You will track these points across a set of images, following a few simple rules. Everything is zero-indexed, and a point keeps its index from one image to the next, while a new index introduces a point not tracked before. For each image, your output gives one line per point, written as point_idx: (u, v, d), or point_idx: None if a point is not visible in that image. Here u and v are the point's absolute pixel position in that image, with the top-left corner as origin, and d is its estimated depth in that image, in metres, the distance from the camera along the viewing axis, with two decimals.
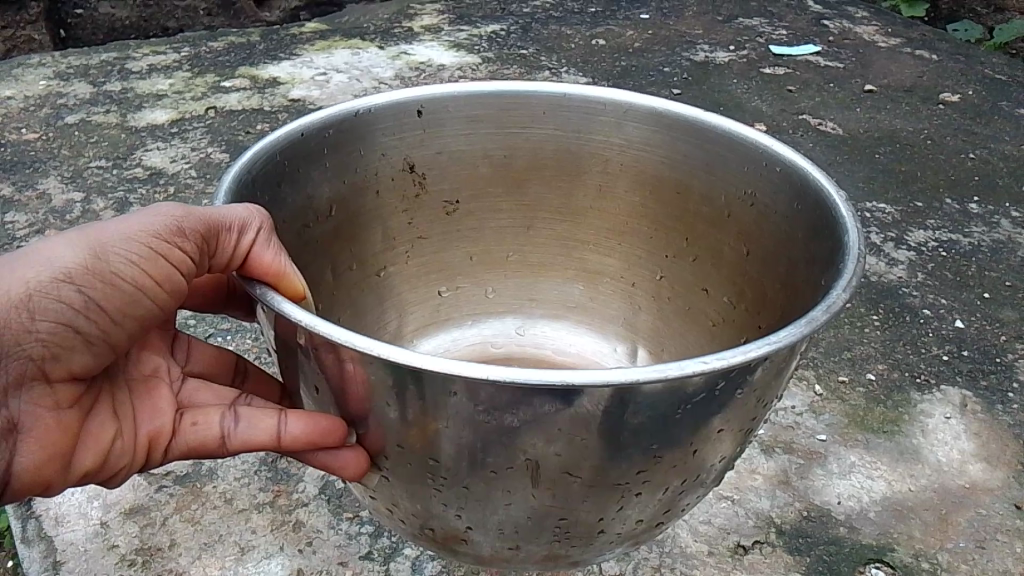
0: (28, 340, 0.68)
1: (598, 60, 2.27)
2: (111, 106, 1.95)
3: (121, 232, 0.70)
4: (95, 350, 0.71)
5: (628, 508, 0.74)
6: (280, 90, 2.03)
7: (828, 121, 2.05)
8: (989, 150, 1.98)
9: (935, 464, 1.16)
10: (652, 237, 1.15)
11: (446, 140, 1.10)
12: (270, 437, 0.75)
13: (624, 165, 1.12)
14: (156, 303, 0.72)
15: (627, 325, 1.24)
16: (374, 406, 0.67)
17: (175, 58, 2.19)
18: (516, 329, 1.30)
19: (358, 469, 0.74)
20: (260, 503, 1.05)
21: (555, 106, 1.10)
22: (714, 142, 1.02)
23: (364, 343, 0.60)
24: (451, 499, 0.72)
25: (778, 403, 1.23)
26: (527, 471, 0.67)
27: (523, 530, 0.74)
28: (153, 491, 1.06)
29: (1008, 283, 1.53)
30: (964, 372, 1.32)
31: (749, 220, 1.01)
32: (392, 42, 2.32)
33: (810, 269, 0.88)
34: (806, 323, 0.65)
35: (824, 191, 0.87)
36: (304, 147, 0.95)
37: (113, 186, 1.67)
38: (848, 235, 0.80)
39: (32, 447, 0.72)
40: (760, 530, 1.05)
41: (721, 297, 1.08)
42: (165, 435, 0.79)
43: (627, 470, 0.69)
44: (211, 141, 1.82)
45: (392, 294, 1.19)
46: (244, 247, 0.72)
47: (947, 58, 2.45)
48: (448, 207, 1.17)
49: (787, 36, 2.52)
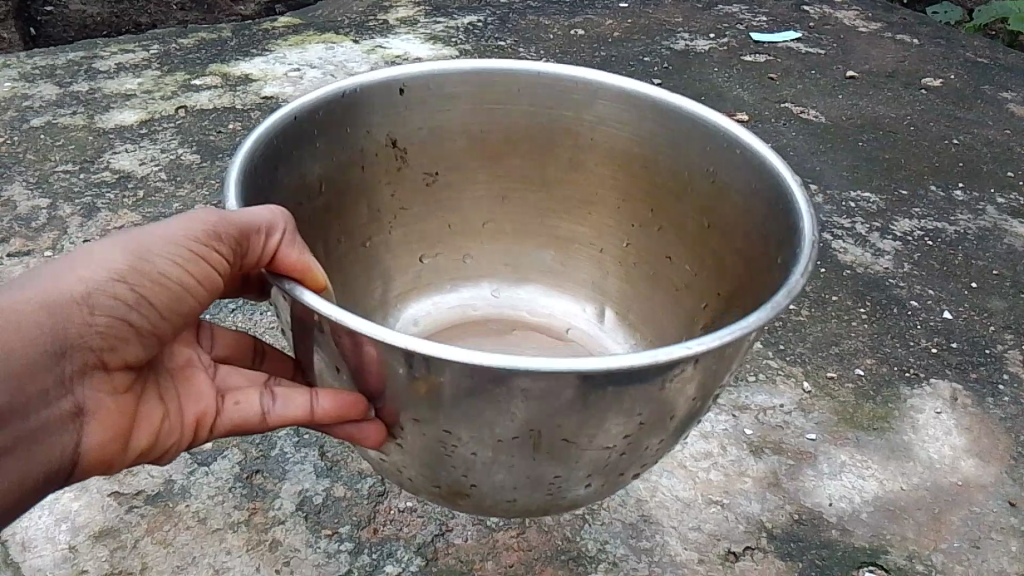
0: (88, 333, 0.71)
1: (577, 51, 2.23)
2: (78, 108, 1.89)
3: (164, 235, 0.72)
4: (145, 342, 0.75)
5: (615, 467, 0.76)
6: (252, 88, 1.98)
7: (810, 109, 2.03)
8: (973, 135, 1.96)
9: (927, 461, 1.14)
10: (620, 207, 1.15)
11: (423, 115, 1.08)
12: (303, 412, 0.77)
13: (595, 141, 1.10)
14: (198, 301, 0.76)
15: (594, 287, 1.23)
16: (393, 394, 0.69)
17: (143, 57, 2.12)
18: (492, 291, 1.27)
19: (376, 438, 0.76)
20: (234, 522, 1.01)
21: (532, 84, 1.07)
22: (683, 125, 1.00)
23: (389, 335, 0.62)
24: (459, 464, 0.73)
25: (766, 403, 1.20)
26: (532, 439, 0.69)
27: (521, 487, 0.75)
28: (124, 512, 1.02)
29: (995, 271, 1.52)
30: (953, 364, 1.30)
31: (711, 198, 1.01)
32: (367, 35, 2.26)
33: (766, 246, 0.89)
34: (772, 307, 0.67)
35: (779, 176, 0.88)
36: (297, 129, 0.94)
37: (80, 192, 1.61)
38: (801, 223, 0.82)
39: (97, 429, 0.75)
40: (750, 535, 1.02)
41: (684, 265, 1.08)
42: (209, 415, 0.82)
43: (614, 435, 0.71)
44: (182, 142, 1.77)
45: (378, 265, 1.17)
46: (272, 246, 0.73)
47: (929, 42, 2.43)
48: (429, 178, 1.15)
49: (767, 22, 2.49)
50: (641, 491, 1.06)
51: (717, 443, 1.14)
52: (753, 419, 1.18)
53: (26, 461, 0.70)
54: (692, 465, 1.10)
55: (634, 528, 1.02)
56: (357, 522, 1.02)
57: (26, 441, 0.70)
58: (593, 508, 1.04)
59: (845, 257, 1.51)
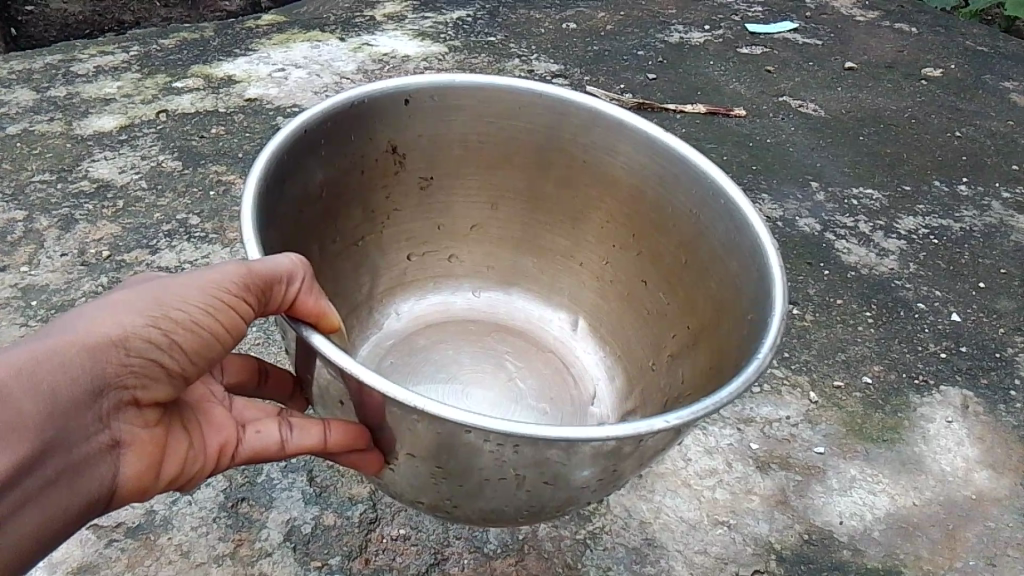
0: (124, 374, 0.67)
1: (570, 45, 2.17)
2: (55, 114, 1.82)
3: (194, 285, 0.69)
4: (176, 381, 0.71)
5: (585, 498, 0.77)
6: (235, 90, 1.92)
7: (809, 103, 1.98)
8: (975, 128, 1.92)
9: (939, 474, 1.10)
10: (605, 228, 1.13)
11: (424, 124, 1.06)
12: (315, 444, 0.75)
13: (588, 162, 1.09)
14: (226, 347, 0.73)
15: (570, 296, 1.20)
16: (394, 437, 0.71)
17: (123, 58, 2.05)
18: (472, 291, 1.23)
19: (375, 467, 0.77)
20: (219, 555, 0.96)
21: (531, 104, 1.05)
22: (672, 164, 1.00)
23: (401, 394, 0.64)
24: (446, 490, 0.75)
25: (771, 415, 1.16)
26: (517, 478, 0.70)
27: (499, 510, 0.77)
28: (103, 546, 0.96)
29: (1003, 270, 1.48)
30: (963, 370, 1.26)
31: (692, 237, 1.00)
32: (353, 33, 2.20)
33: (740, 297, 0.89)
34: (740, 383, 0.69)
35: (756, 236, 0.88)
36: (305, 141, 0.91)
37: (57, 204, 1.55)
38: (775, 286, 0.83)
39: (130, 464, 0.72)
40: (759, 558, 0.98)
41: (659, 293, 1.07)
42: (231, 444, 0.79)
43: (588, 478, 0.72)
44: (163, 149, 1.71)
45: (367, 262, 1.13)
46: (291, 296, 0.72)
47: (928, 31, 2.38)
48: (423, 183, 1.13)
49: (763, 12, 2.43)
50: (644, 513, 1.02)
51: (722, 459, 1.09)
52: (758, 433, 1.13)
53: (66, 496, 0.66)
54: (696, 483, 1.06)
55: (638, 553, 0.98)
56: (347, 553, 0.97)
57: (66, 476, 0.66)
58: (595, 533, 1.00)
59: (849, 258, 1.46)
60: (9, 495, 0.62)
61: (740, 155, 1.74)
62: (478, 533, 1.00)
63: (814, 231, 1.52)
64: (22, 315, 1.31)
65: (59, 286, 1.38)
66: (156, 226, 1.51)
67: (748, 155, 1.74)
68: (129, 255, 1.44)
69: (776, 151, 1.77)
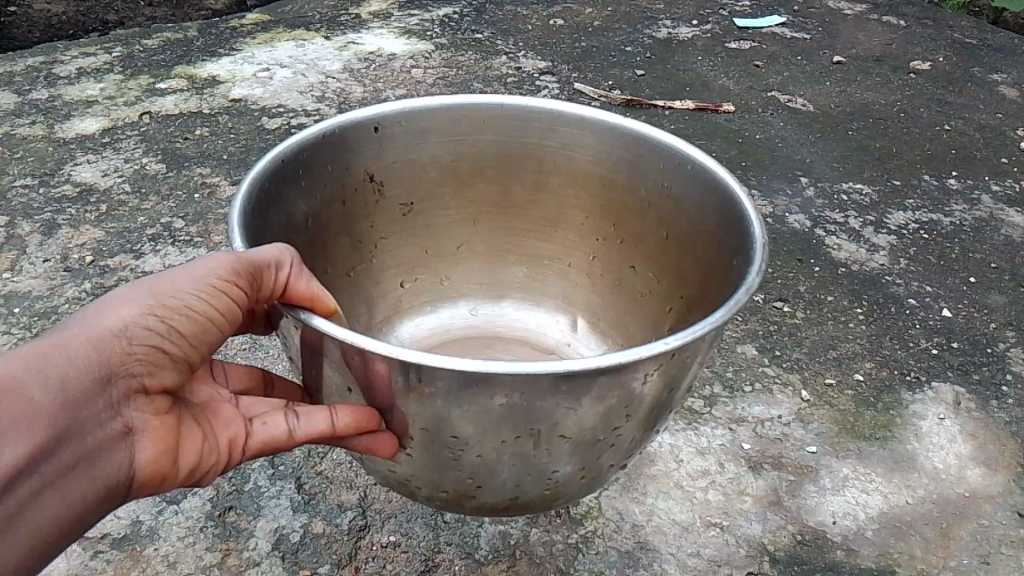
0: (130, 361, 0.67)
1: (557, 41, 2.15)
2: (36, 117, 1.79)
3: (184, 275, 0.70)
4: (182, 366, 0.71)
5: (607, 455, 0.75)
6: (220, 90, 1.90)
7: (798, 97, 1.97)
8: (964, 121, 1.92)
9: (932, 472, 1.10)
10: (584, 224, 1.12)
11: (396, 151, 1.04)
12: (322, 429, 0.72)
13: (558, 165, 1.08)
14: (223, 331, 0.72)
15: (564, 298, 1.20)
16: (406, 412, 0.68)
17: (105, 60, 2.02)
18: (468, 311, 1.23)
19: (387, 449, 0.73)
20: (206, 566, 0.95)
21: (495, 116, 1.04)
22: (636, 142, 1.00)
23: (400, 352, 0.61)
24: (466, 466, 0.72)
25: (763, 414, 1.15)
26: (531, 437, 0.68)
27: (523, 484, 0.74)
28: (89, 558, 0.95)
29: (993, 264, 1.48)
30: (955, 366, 1.26)
31: (669, 211, 1.00)
32: (339, 31, 2.18)
33: (723, 255, 0.89)
34: (732, 305, 0.69)
35: (726, 186, 0.89)
36: (284, 172, 0.89)
37: (39, 208, 1.53)
38: (754, 230, 0.83)
39: (146, 450, 0.70)
40: (752, 560, 0.98)
41: (648, 272, 1.07)
42: (240, 438, 0.76)
43: (604, 427, 0.70)
44: (146, 151, 1.69)
45: (361, 292, 1.12)
46: (282, 282, 0.70)
47: (916, 23, 2.37)
48: (404, 208, 1.10)
49: (751, 7, 2.42)
50: (637, 516, 1.01)
51: (714, 460, 1.09)
52: (750, 433, 1.13)
53: (86, 483, 0.66)
54: (689, 484, 1.05)
55: (630, 557, 0.97)
56: (336, 562, 0.96)
57: (82, 462, 0.65)
58: (586, 537, 0.99)
59: (839, 254, 1.46)
60: (25, 481, 0.61)
61: (729, 152, 1.73)
62: (470, 539, 0.99)
63: (803, 227, 1.52)
64: (4, 323, 1.29)
65: (42, 293, 1.35)
66: (140, 230, 1.49)
67: (737, 151, 1.73)
68: (112, 260, 1.42)
69: (766, 147, 1.76)
